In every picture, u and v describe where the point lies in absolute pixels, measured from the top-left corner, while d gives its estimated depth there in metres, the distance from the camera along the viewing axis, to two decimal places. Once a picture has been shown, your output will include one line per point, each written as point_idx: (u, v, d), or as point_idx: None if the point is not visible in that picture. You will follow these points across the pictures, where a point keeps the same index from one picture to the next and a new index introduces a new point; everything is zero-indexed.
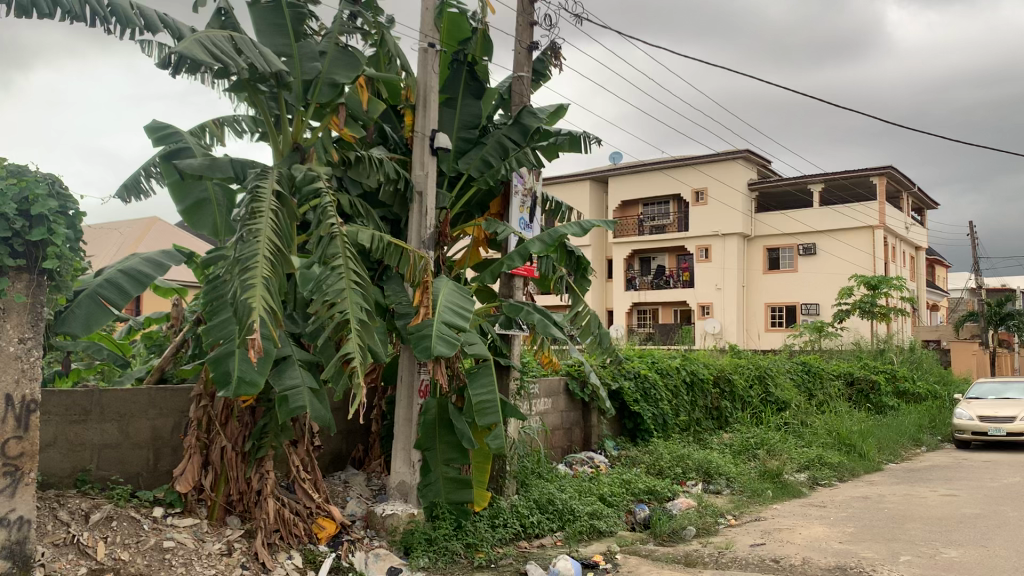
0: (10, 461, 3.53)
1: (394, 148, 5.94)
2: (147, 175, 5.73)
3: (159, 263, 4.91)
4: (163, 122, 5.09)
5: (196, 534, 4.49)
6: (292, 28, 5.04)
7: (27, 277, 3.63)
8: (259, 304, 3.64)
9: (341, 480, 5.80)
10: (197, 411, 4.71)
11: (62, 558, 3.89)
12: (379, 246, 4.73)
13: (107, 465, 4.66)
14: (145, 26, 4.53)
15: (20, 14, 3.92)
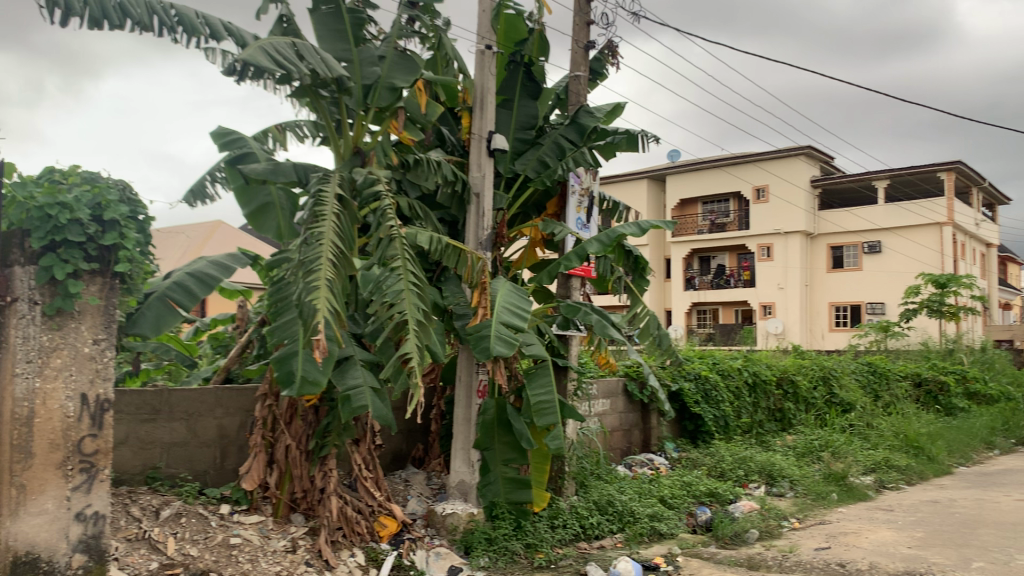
0: (86, 458, 3.64)
1: (451, 150, 5.98)
2: (213, 179, 5.88)
3: (224, 266, 5.04)
4: (228, 128, 5.18)
5: (263, 530, 4.60)
6: (352, 34, 5.10)
7: (101, 280, 3.74)
8: (323, 305, 3.69)
9: (401, 478, 5.88)
10: (262, 410, 4.81)
11: (134, 552, 4.02)
12: (437, 247, 4.76)
13: (176, 463, 4.79)
14: (211, 35, 4.61)
15: (93, 27, 4.07)
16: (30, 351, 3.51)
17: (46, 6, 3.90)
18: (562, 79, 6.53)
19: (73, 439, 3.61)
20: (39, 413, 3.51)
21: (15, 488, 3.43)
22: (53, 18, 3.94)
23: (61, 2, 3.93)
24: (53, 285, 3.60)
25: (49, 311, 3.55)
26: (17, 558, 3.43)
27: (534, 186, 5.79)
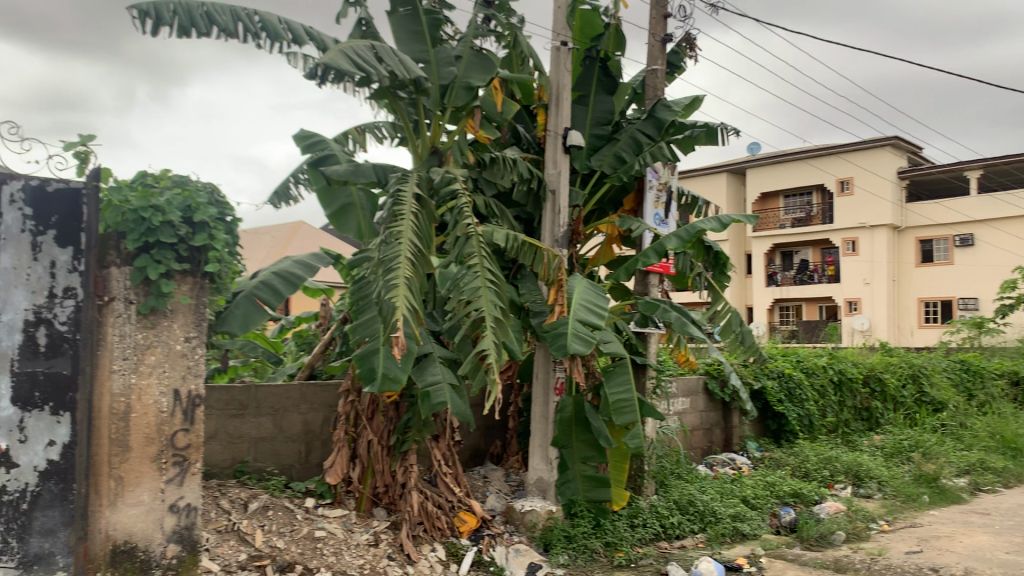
0: (178, 452, 3.77)
1: (527, 148, 6.00)
2: (296, 181, 6.03)
3: (310, 266, 5.16)
4: (310, 131, 5.29)
5: (346, 524, 4.69)
6: (429, 34, 5.15)
7: (191, 280, 3.86)
8: (402, 303, 3.73)
9: (480, 474, 5.92)
10: (345, 406, 4.91)
11: (224, 544, 4.15)
12: (514, 245, 4.77)
13: (263, 457, 4.92)
14: (293, 39, 4.68)
15: (182, 35, 4.22)
16: (126, 348, 3.66)
17: (139, 17, 4.11)
18: (639, 73, 6.46)
19: (166, 433, 3.74)
20: (135, 408, 3.66)
21: (114, 479, 3.60)
22: (145, 29, 4.15)
23: (152, 13, 4.16)
24: (147, 285, 3.73)
25: (144, 310, 3.70)
26: (116, 547, 3.60)
27: (611, 183, 5.76)
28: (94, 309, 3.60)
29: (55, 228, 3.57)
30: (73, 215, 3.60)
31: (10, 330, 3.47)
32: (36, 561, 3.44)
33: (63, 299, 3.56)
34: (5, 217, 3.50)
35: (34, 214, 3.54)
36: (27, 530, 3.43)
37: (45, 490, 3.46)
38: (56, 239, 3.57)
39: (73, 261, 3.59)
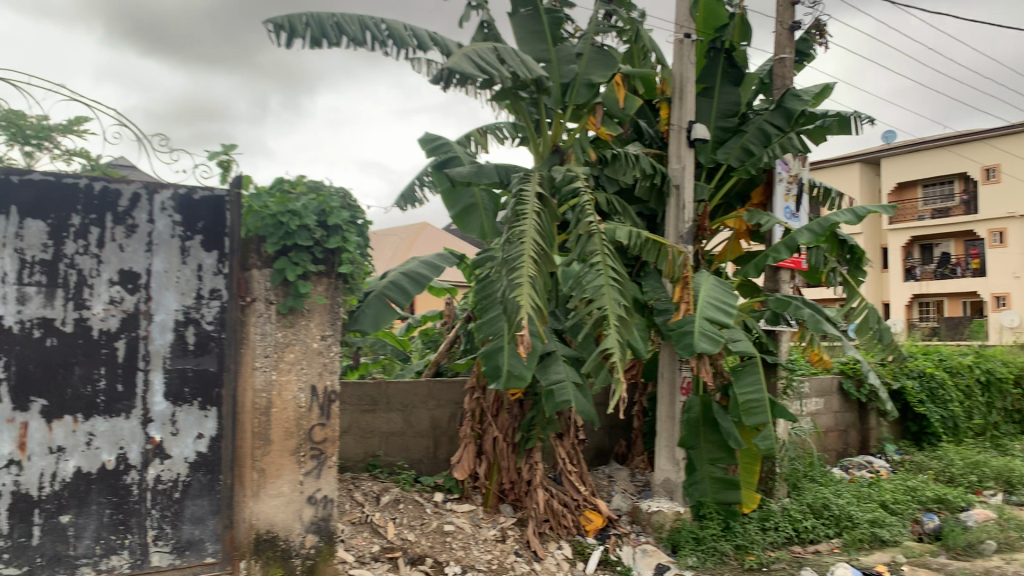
0: (316, 446, 3.92)
1: (649, 143, 5.92)
2: (421, 183, 6.17)
3: (434, 266, 5.27)
4: (434, 134, 5.41)
5: (473, 519, 4.77)
6: (551, 33, 5.17)
7: (327, 281, 4.00)
8: (526, 301, 3.73)
9: (605, 474, 5.90)
10: (471, 402, 5.02)
11: (358, 535, 4.30)
12: (638, 242, 4.69)
13: (393, 451, 5.10)
14: (418, 46, 4.74)
15: (314, 46, 4.40)
16: (267, 347, 3.83)
17: (274, 30, 4.30)
18: (766, 63, 6.29)
19: (305, 427, 3.90)
20: (275, 403, 3.83)
21: (256, 472, 3.77)
22: (279, 41, 4.34)
23: (286, 26, 4.33)
24: (285, 285, 3.89)
25: (283, 310, 3.85)
26: (259, 535, 3.77)
27: (739, 176, 5.60)
28: (237, 309, 3.82)
29: (201, 234, 3.79)
30: (217, 221, 3.83)
31: (162, 329, 3.67)
32: (187, 546, 3.66)
33: (209, 300, 3.78)
34: (157, 223, 3.69)
35: (183, 220, 3.75)
36: (179, 518, 3.65)
37: (195, 480, 3.69)
38: (202, 244, 3.79)
39: (218, 264, 3.82)
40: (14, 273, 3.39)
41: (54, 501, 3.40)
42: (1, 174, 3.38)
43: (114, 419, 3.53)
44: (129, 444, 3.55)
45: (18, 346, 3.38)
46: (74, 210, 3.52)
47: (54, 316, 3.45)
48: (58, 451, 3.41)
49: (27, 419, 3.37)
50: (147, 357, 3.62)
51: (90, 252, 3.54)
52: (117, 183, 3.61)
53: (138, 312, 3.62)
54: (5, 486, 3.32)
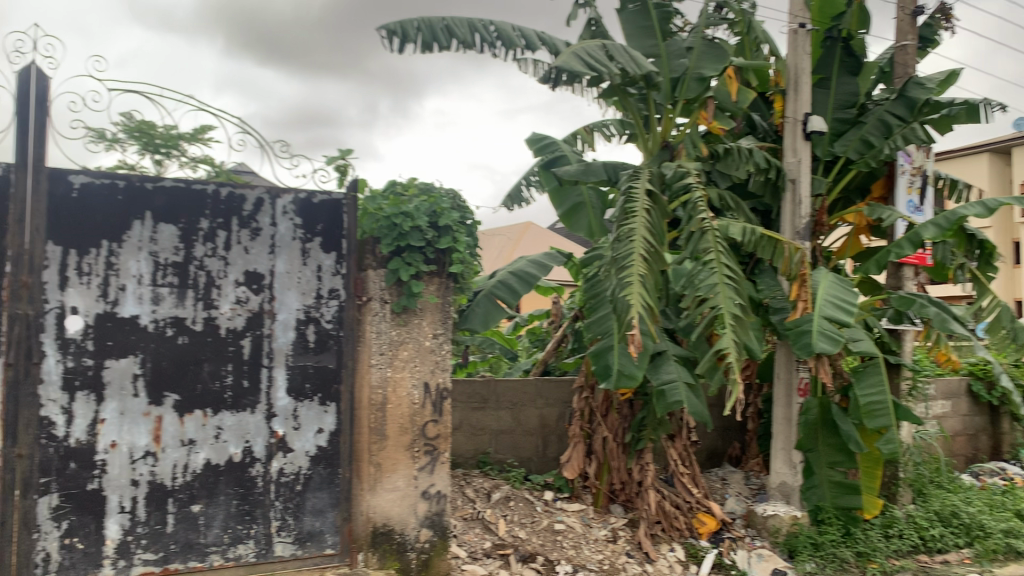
0: (429, 442, 3.99)
1: (762, 137, 5.78)
2: (527, 183, 6.20)
3: (543, 266, 5.28)
4: (542, 134, 5.41)
5: (584, 519, 4.77)
6: (660, 28, 5.11)
7: (438, 280, 4.07)
8: (637, 300, 3.65)
9: (718, 476, 5.80)
10: (580, 402, 5.02)
11: (470, 531, 4.39)
12: (751, 238, 4.62)
13: (503, 449, 5.15)
14: (526, 46, 4.75)
15: (425, 50, 4.49)
16: (382, 344, 3.95)
17: (387, 36, 4.41)
18: (886, 51, 6.03)
19: (418, 423, 3.98)
20: (390, 400, 3.94)
21: (373, 466, 3.88)
22: (392, 47, 4.45)
23: (399, 31, 4.44)
24: (399, 285, 3.99)
25: (397, 309, 3.95)
26: (376, 528, 3.88)
27: (858, 169, 5.39)
28: (354, 309, 3.94)
29: (320, 236, 3.92)
30: (335, 223, 3.95)
31: (285, 328, 3.81)
32: (309, 537, 3.79)
33: (328, 299, 3.91)
34: (279, 226, 3.83)
35: (303, 223, 3.88)
36: (301, 509, 3.78)
37: (315, 473, 3.81)
38: (321, 245, 3.91)
39: (336, 265, 3.93)
40: (148, 274, 3.58)
41: (186, 490, 3.58)
42: (136, 181, 3.57)
43: (241, 413, 3.69)
44: (254, 438, 3.71)
45: (154, 344, 3.56)
46: (203, 215, 3.69)
47: (185, 315, 3.63)
48: (189, 443, 3.59)
49: (161, 413, 3.55)
50: (271, 355, 3.77)
51: (218, 254, 3.71)
52: (242, 188, 3.77)
53: (262, 311, 3.77)
54: (142, 476, 3.51)
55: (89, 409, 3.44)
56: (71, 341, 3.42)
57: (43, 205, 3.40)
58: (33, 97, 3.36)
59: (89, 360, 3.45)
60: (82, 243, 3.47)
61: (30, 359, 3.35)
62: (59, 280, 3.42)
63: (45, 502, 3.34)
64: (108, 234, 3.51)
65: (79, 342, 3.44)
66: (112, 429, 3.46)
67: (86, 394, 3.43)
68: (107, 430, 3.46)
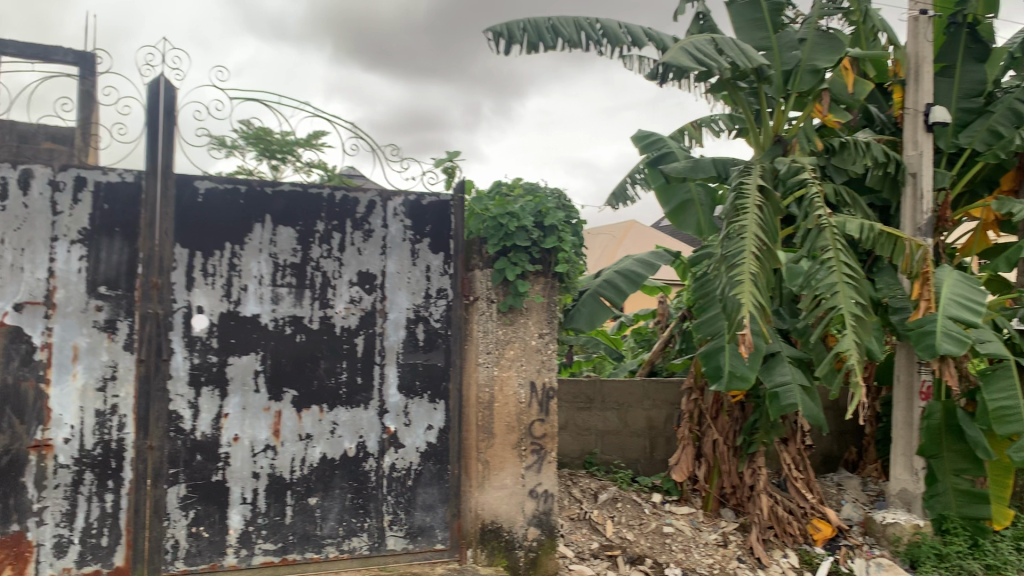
0: (536, 441, 4.00)
1: (880, 129, 5.53)
2: (633, 181, 6.15)
3: (650, 264, 5.21)
4: (648, 131, 5.34)
5: (693, 522, 4.71)
6: (771, 20, 4.97)
7: (544, 279, 4.06)
8: (749, 299, 3.56)
9: (833, 482, 5.61)
10: (689, 403, 4.96)
11: (577, 531, 4.41)
12: (870, 235, 4.42)
13: (610, 450, 5.15)
14: (632, 42, 4.70)
15: (531, 49, 4.53)
16: (489, 343, 3.98)
17: (493, 38, 4.48)
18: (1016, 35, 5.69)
19: (525, 422, 3.99)
20: (498, 398, 3.97)
21: (481, 463, 3.92)
22: (499, 48, 4.51)
23: (505, 33, 4.49)
24: (505, 285, 4.01)
25: (503, 309, 3.98)
26: (485, 525, 3.91)
27: (985, 161, 5.07)
28: (461, 308, 4.00)
29: (429, 236, 3.99)
30: (443, 224, 4.02)
31: (396, 326, 3.90)
32: (419, 532, 3.88)
33: (436, 299, 3.98)
34: (390, 227, 3.93)
35: (413, 224, 3.96)
36: (412, 504, 3.87)
37: (426, 469, 3.89)
38: (430, 246, 3.99)
39: (444, 265, 4.00)
40: (268, 275, 3.72)
41: (304, 483, 3.70)
42: (257, 186, 3.72)
43: (355, 409, 3.80)
44: (368, 433, 3.81)
45: (273, 341, 3.70)
46: (319, 217, 3.82)
47: (302, 314, 3.76)
48: (307, 438, 3.72)
49: (280, 408, 3.69)
50: (383, 353, 3.87)
51: (333, 255, 3.82)
52: (355, 192, 3.88)
53: (375, 310, 3.87)
54: (263, 468, 3.65)
55: (213, 403, 3.59)
56: (197, 339, 3.58)
57: (171, 209, 3.58)
58: (162, 109, 3.57)
59: (214, 357, 3.60)
60: (207, 245, 3.63)
61: (160, 356, 3.52)
62: (186, 281, 3.59)
63: (174, 491, 3.51)
64: (231, 236, 3.67)
65: (205, 340, 3.60)
66: (235, 423, 3.62)
67: (210, 389, 3.59)
68: (230, 425, 3.61)
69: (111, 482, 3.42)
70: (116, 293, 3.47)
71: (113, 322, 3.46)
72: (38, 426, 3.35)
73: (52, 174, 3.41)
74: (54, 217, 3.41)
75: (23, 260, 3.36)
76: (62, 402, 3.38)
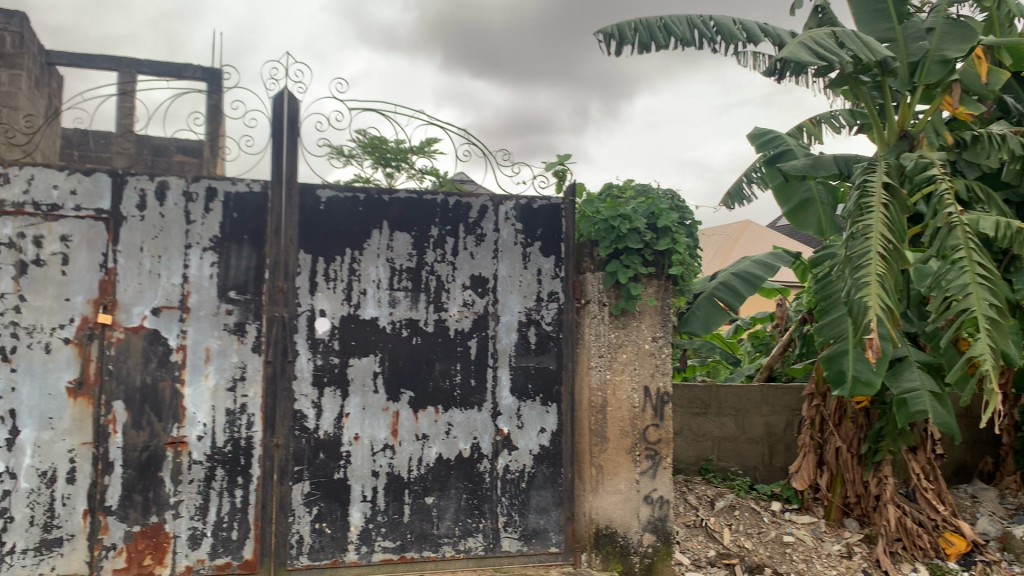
0: (651, 446, 3.92)
1: (1017, 120, 5.23)
2: (749, 180, 6.00)
3: (769, 266, 5.06)
4: (763, 129, 5.16)
5: (815, 532, 4.56)
6: (896, 11, 4.76)
7: (657, 282, 3.99)
8: (875, 301, 3.40)
9: (967, 493, 5.32)
10: (810, 410, 4.81)
11: (693, 538, 4.38)
12: (1007, 233, 4.10)
13: (727, 457, 5.05)
14: (748, 39, 4.59)
15: (643, 50, 4.49)
16: (601, 347, 3.92)
17: (605, 40, 4.47)
18: None
19: (639, 427, 3.92)
20: (611, 402, 3.89)
21: (595, 468, 3.85)
22: (610, 50, 4.49)
23: (616, 34, 4.47)
24: (617, 288, 3.95)
25: (615, 311, 3.91)
26: (599, 529, 3.86)
27: None
28: (573, 311, 4.01)
29: (540, 240, 4.02)
30: (554, 228, 4.04)
31: (508, 329, 3.94)
32: (534, 534, 3.90)
33: (548, 302, 4.00)
34: (502, 232, 3.98)
35: (524, 227, 4.00)
36: (526, 506, 3.90)
37: (539, 472, 3.92)
38: (541, 250, 4.01)
39: (555, 268, 4.02)
40: (386, 280, 3.82)
41: (420, 483, 3.78)
42: (375, 194, 3.83)
43: (469, 410, 3.86)
44: (482, 434, 3.86)
45: (391, 344, 3.80)
46: (433, 222, 3.90)
47: (418, 317, 3.84)
48: (423, 438, 3.80)
49: (398, 408, 3.78)
50: (495, 355, 3.91)
51: (447, 260, 3.90)
52: (468, 197, 3.94)
53: (487, 314, 3.92)
54: (382, 467, 3.74)
55: (335, 403, 3.71)
56: (320, 341, 3.71)
57: (295, 216, 3.72)
58: (286, 120, 3.73)
59: (336, 358, 3.72)
60: (328, 251, 3.75)
61: (286, 357, 3.66)
62: (309, 286, 3.72)
63: (299, 488, 3.64)
64: (350, 242, 3.79)
65: (327, 342, 3.72)
66: (356, 423, 3.72)
67: (333, 390, 3.71)
68: (351, 424, 3.72)
69: (241, 478, 3.58)
70: (245, 298, 3.64)
71: (242, 325, 3.62)
72: (175, 424, 3.53)
73: (186, 185, 3.60)
74: (187, 226, 3.60)
75: (161, 267, 3.55)
76: (196, 402, 3.55)
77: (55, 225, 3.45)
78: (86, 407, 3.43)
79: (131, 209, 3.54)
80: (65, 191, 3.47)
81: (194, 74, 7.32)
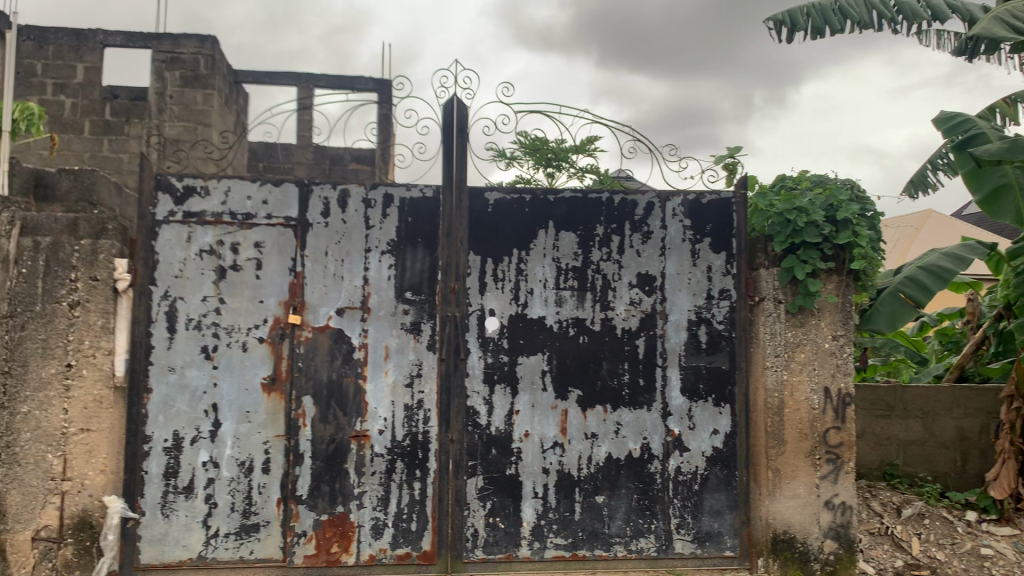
0: (832, 450, 3.73)
1: None
2: (934, 167, 5.62)
3: (957, 257, 4.72)
4: (952, 111, 4.86)
5: (1018, 545, 4.20)
6: None
7: (837, 277, 3.80)
8: None
9: None
10: (1009, 413, 4.44)
11: (878, 547, 4.16)
12: None
13: (913, 462, 4.76)
14: (933, 16, 4.31)
15: (816, 35, 4.31)
16: (777, 346, 3.80)
17: (775, 27, 4.31)
18: None
19: (819, 430, 3.74)
20: (788, 404, 3.76)
21: (772, 471, 3.74)
22: (781, 37, 4.33)
23: (787, 20, 4.31)
24: (794, 284, 3.80)
25: (792, 309, 3.77)
26: (777, 535, 3.73)
27: None
28: (746, 309, 3.92)
29: (710, 236, 3.94)
30: (724, 223, 3.96)
31: (677, 328, 3.89)
32: (708, 538, 3.83)
33: (719, 300, 3.91)
34: (669, 228, 3.93)
35: (693, 224, 3.94)
36: (700, 508, 3.83)
37: (713, 474, 3.84)
38: (711, 246, 3.94)
39: (727, 264, 3.93)
40: (552, 279, 3.86)
41: (591, 481, 3.80)
42: (541, 195, 3.89)
43: (639, 410, 3.83)
44: (652, 434, 3.83)
45: (559, 343, 3.83)
46: (599, 221, 3.91)
47: (585, 316, 3.86)
48: (593, 437, 3.81)
49: (566, 407, 3.81)
50: (665, 354, 3.87)
51: (613, 258, 3.89)
52: (633, 195, 3.93)
53: (655, 312, 3.88)
54: (552, 464, 3.79)
55: (505, 400, 3.78)
56: (491, 339, 3.80)
57: (465, 219, 3.83)
58: (456, 126, 3.87)
59: (506, 357, 3.80)
60: (497, 252, 3.84)
61: (459, 355, 3.77)
62: (479, 286, 3.82)
63: (473, 483, 3.74)
64: (518, 243, 3.86)
65: (497, 340, 3.80)
66: (526, 419, 3.78)
67: (503, 387, 3.79)
68: (521, 421, 3.78)
69: (419, 471, 3.72)
70: (420, 298, 3.78)
71: (417, 324, 3.76)
72: (358, 418, 3.71)
73: (365, 193, 3.79)
74: (367, 230, 3.78)
75: (343, 270, 3.75)
76: (377, 397, 3.72)
77: (249, 232, 3.72)
78: (279, 402, 3.67)
79: (316, 217, 3.75)
80: (258, 201, 3.74)
81: (365, 86, 7.76)
